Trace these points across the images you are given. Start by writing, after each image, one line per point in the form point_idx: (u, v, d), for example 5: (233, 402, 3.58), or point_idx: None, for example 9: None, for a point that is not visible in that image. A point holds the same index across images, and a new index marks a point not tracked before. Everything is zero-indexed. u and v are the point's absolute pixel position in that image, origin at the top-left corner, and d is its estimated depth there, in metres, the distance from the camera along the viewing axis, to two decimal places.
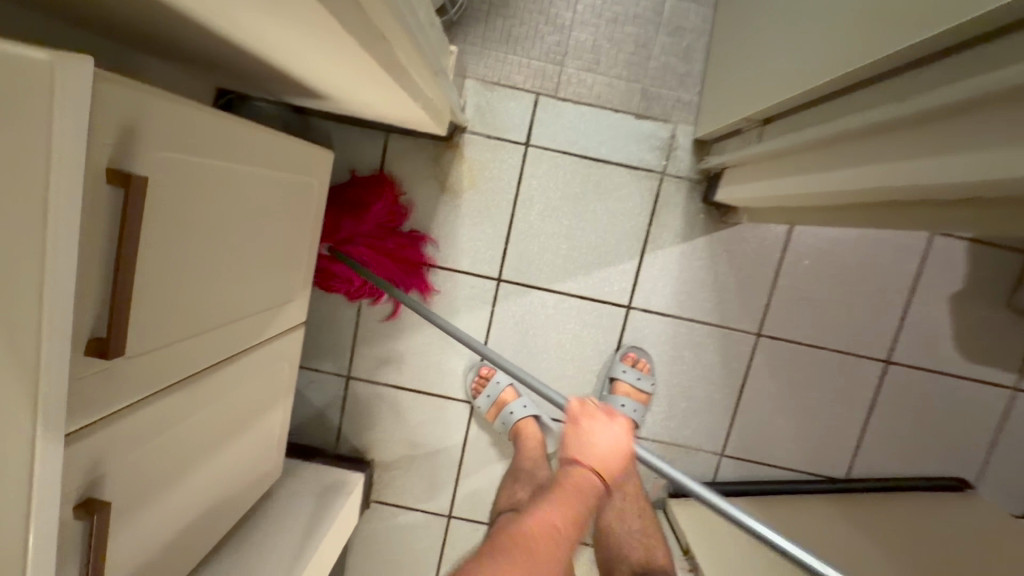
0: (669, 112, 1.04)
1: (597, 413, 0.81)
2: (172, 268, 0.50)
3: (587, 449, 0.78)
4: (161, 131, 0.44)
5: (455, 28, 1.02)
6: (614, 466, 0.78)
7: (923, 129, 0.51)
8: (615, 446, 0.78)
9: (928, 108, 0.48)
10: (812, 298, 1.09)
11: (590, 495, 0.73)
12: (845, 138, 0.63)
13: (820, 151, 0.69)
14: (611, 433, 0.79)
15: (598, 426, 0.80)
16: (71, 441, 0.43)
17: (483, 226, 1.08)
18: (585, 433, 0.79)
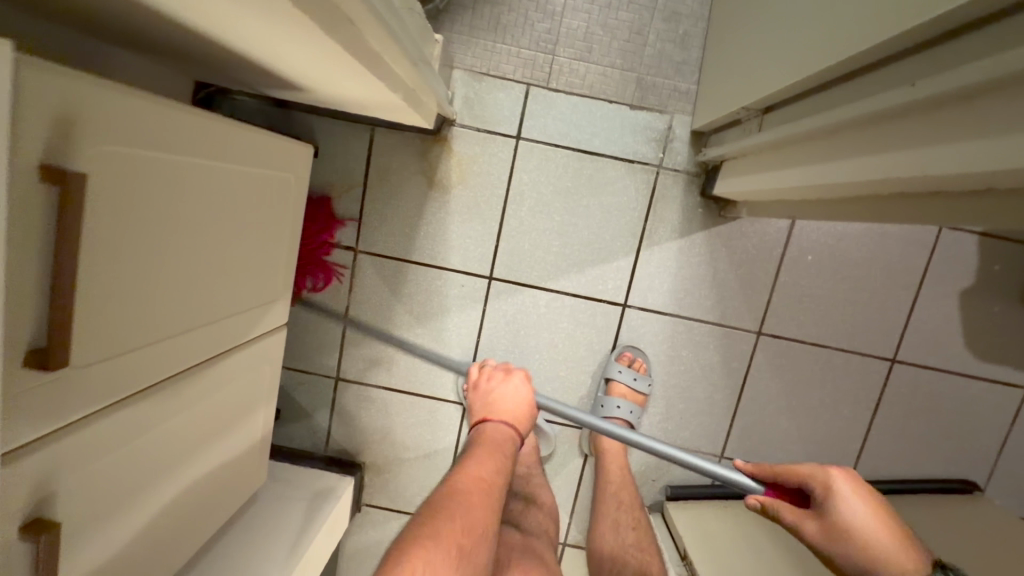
0: (665, 102, 1.00)
1: (494, 373, 0.94)
2: (129, 271, 0.47)
3: (495, 405, 0.88)
4: (106, 124, 0.41)
5: (442, 17, 0.98)
6: (523, 414, 0.89)
7: (935, 115, 0.47)
8: (519, 394, 0.90)
9: (941, 92, 0.44)
10: (815, 294, 1.05)
11: (504, 444, 0.83)
12: (850, 127, 0.59)
13: (823, 142, 0.65)
14: (514, 385, 0.91)
15: (500, 381, 0.92)
16: (12, 459, 0.40)
17: (473, 223, 1.04)
18: (492, 391, 0.91)
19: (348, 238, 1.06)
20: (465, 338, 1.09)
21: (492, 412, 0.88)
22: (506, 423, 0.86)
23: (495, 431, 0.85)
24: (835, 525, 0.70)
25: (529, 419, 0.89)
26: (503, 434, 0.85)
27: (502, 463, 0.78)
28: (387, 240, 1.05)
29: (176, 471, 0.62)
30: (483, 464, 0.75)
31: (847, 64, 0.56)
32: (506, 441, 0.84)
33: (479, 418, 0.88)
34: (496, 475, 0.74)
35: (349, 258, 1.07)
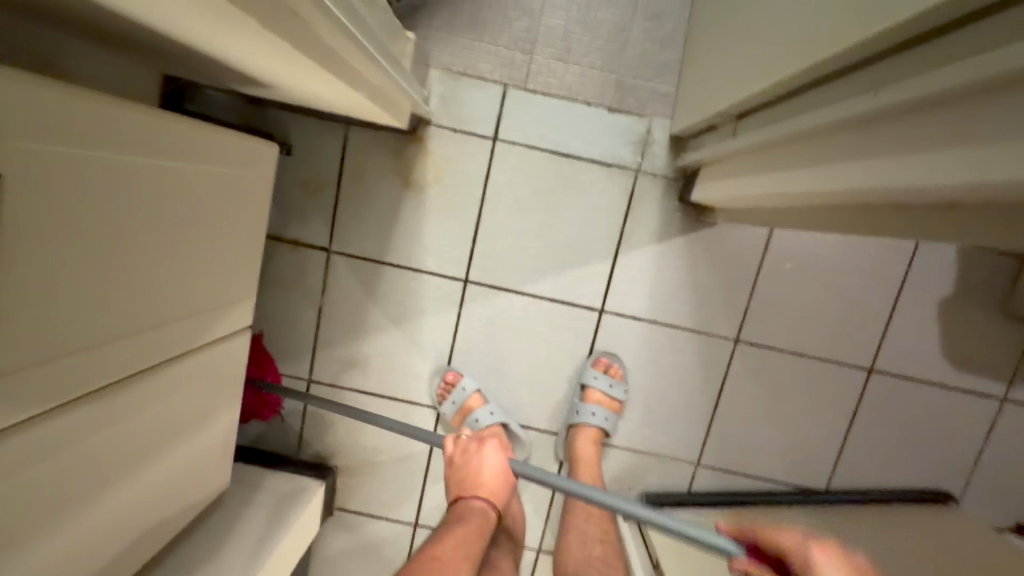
0: (645, 105, 0.98)
1: (470, 445, 0.89)
2: (61, 271, 0.45)
3: (469, 480, 0.86)
4: (30, 122, 0.39)
5: (419, 14, 0.96)
6: (498, 487, 0.86)
7: (902, 123, 0.46)
8: (494, 466, 0.86)
9: (908, 100, 0.43)
10: (794, 302, 1.04)
11: (476, 525, 0.81)
12: (822, 134, 0.58)
13: (797, 149, 0.64)
14: (488, 457, 0.87)
15: (475, 453, 0.87)
16: None
17: (449, 224, 1.03)
18: (468, 464, 0.87)
19: (322, 238, 1.04)
20: (440, 341, 1.07)
21: (466, 487, 0.85)
22: (480, 499, 0.84)
23: (469, 510, 0.83)
24: None
25: (505, 492, 0.86)
26: (476, 513, 0.83)
27: (471, 551, 0.76)
28: (362, 241, 1.04)
29: (126, 476, 0.60)
30: (448, 553, 0.74)
31: (817, 70, 0.55)
32: (479, 521, 0.82)
33: (455, 495, 0.86)
34: (460, 565, 0.73)
35: (322, 258, 1.04)
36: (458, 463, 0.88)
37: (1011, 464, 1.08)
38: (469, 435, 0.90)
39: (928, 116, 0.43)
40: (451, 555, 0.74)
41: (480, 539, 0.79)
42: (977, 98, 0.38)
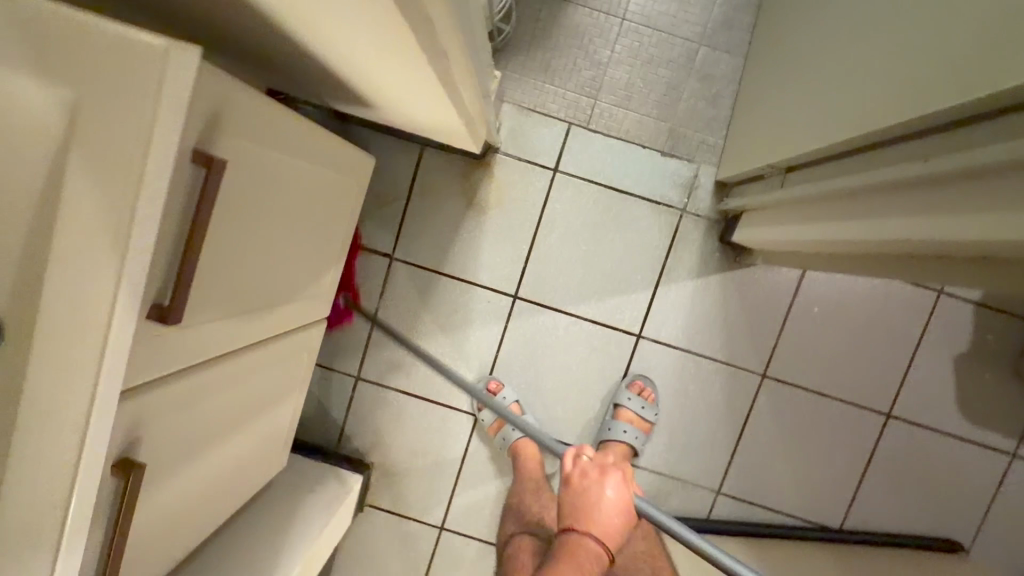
0: (694, 152, 1.08)
1: (591, 471, 0.84)
2: (230, 250, 0.53)
3: (584, 513, 0.83)
4: (239, 124, 0.48)
5: (499, 55, 1.07)
6: (616, 524, 0.82)
7: (938, 189, 0.54)
8: (614, 501, 0.82)
9: (946, 172, 0.51)
10: (818, 345, 1.11)
11: (590, 567, 0.80)
12: (866, 193, 0.67)
13: (841, 204, 0.73)
14: (608, 491, 0.82)
15: (595, 483, 0.83)
16: (128, 398, 0.45)
17: (505, 244, 1.11)
18: (586, 494, 0.83)
19: (386, 245, 1.12)
20: (484, 351, 1.14)
21: (581, 521, 0.83)
22: (595, 537, 0.82)
23: (582, 546, 0.81)
24: None
25: (622, 528, 0.83)
26: (591, 551, 0.81)
27: None
28: (423, 251, 1.12)
29: (225, 438, 0.67)
30: None
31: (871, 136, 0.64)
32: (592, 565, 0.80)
33: (568, 525, 0.84)
34: None
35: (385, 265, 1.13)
36: (576, 490, 0.84)
37: (1019, 520, 1.12)
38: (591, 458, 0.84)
39: (957, 188, 0.52)
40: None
41: None
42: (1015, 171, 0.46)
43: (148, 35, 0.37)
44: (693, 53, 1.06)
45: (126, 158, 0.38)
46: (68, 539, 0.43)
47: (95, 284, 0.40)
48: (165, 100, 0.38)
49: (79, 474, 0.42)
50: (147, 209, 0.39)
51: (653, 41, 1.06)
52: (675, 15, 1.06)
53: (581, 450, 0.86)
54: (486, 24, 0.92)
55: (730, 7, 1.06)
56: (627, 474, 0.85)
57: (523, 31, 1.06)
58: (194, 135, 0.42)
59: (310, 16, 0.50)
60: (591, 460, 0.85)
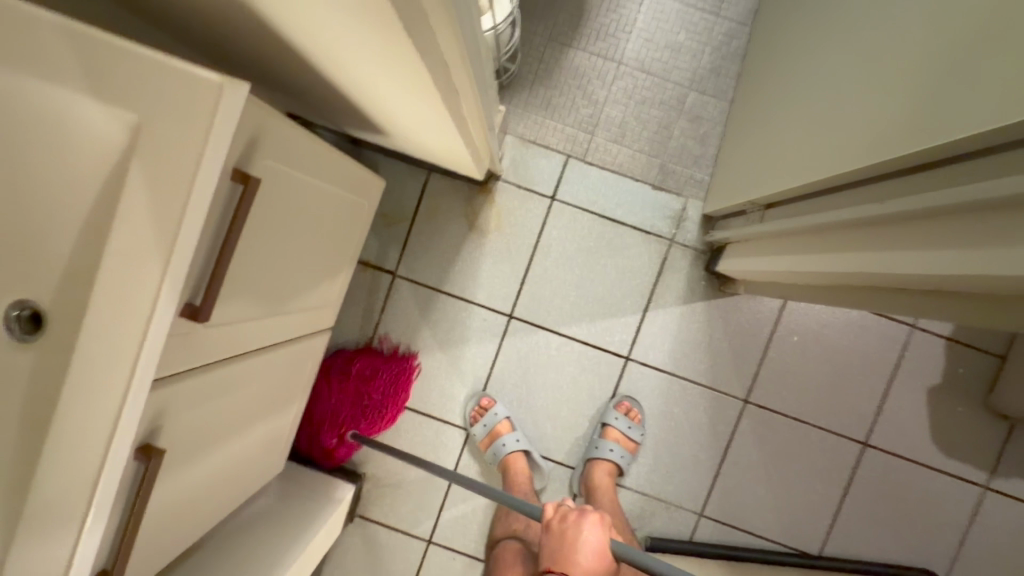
0: (682, 187, 1.15)
1: (569, 515, 0.83)
2: (253, 258, 0.58)
3: (563, 558, 0.81)
4: (271, 147, 0.54)
5: (504, 91, 1.15)
6: (594, 569, 0.80)
7: (904, 226, 0.61)
8: (592, 545, 0.80)
9: (908, 209, 0.58)
10: (798, 373, 1.16)
11: None
12: (836, 229, 0.74)
13: (815, 239, 0.80)
14: (587, 534, 0.80)
15: (574, 527, 0.82)
16: (156, 386, 0.50)
17: (503, 266, 1.17)
18: (565, 538, 0.81)
19: (390, 262, 1.18)
20: (479, 368, 1.19)
21: (559, 565, 0.81)
22: None
23: None
24: None
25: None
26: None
27: None
28: (424, 269, 1.18)
29: (235, 436, 0.71)
30: None
31: (837, 179, 0.71)
32: None
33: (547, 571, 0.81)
34: None
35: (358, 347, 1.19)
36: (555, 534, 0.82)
37: (993, 552, 1.15)
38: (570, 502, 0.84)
39: (921, 224, 0.59)
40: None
41: None
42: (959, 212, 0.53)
43: (205, 72, 0.44)
44: (683, 96, 1.14)
45: (176, 175, 0.44)
46: (94, 513, 0.46)
47: (139, 283, 0.45)
48: (214, 126, 0.44)
49: (108, 455, 0.46)
50: (191, 219, 0.45)
51: (647, 84, 1.14)
52: (668, 61, 1.14)
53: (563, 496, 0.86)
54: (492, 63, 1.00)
55: (719, 55, 1.14)
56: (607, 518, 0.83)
57: (527, 71, 1.14)
58: (234, 157, 0.48)
59: (338, 56, 0.57)
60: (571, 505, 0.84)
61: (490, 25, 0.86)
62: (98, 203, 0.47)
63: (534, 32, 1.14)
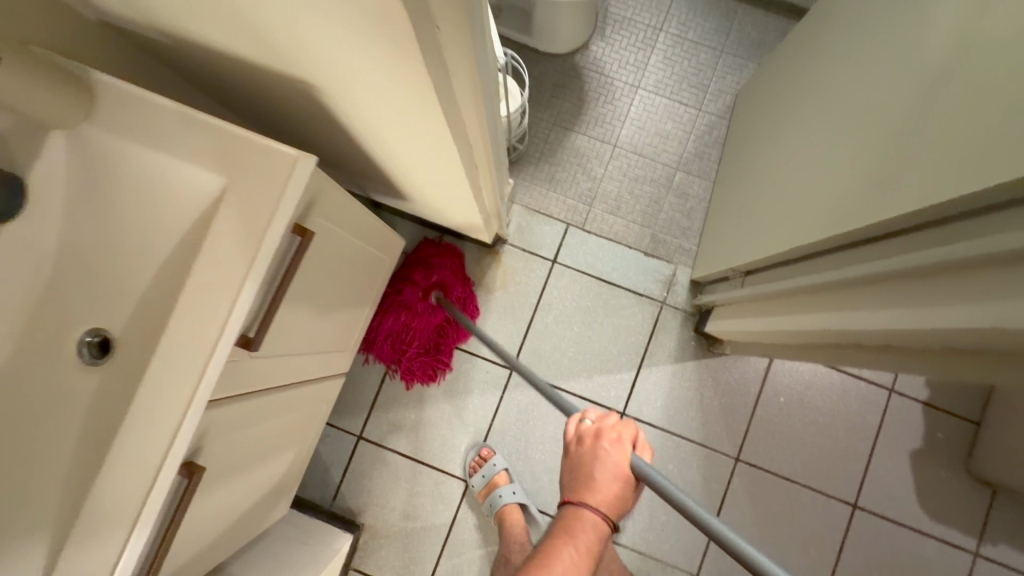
0: (672, 254, 1.27)
1: (587, 436, 0.74)
2: (295, 303, 0.67)
3: (582, 481, 0.72)
4: (323, 208, 0.65)
5: (512, 167, 1.30)
6: (614, 491, 0.71)
7: (862, 291, 0.71)
8: (611, 465, 0.71)
9: (862, 276, 0.68)
10: (786, 432, 1.21)
11: (589, 542, 0.67)
12: (807, 293, 0.84)
13: (789, 301, 0.89)
14: (606, 454, 0.72)
15: (592, 449, 0.73)
16: (208, 409, 0.57)
17: (506, 321, 1.26)
18: (584, 459, 0.73)
19: None
20: (481, 418, 1.23)
21: (578, 489, 0.71)
22: (594, 506, 0.70)
23: (578, 520, 0.69)
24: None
25: (623, 496, 0.71)
26: (590, 524, 0.68)
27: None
28: None
29: (254, 465, 0.75)
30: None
31: (803, 250, 0.82)
32: (589, 534, 0.68)
33: (566, 495, 0.73)
34: None
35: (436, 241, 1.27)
36: (575, 456, 0.74)
37: None
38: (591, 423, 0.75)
39: (873, 290, 0.69)
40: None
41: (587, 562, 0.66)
42: (902, 280, 0.63)
43: (285, 148, 0.54)
44: (671, 176, 1.29)
45: (253, 227, 0.54)
46: (144, 518, 0.52)
47: (210, 314, 0.53)
48: (287, 190, 0.54)
49: (162, 466, 0.52)
50: (259, 263, 0.54)
51: (639, 164, 1.29)
52: (657, 145, 1.29)
53: (583, 417, 0.78)
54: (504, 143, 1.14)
55: (701, 143, 1.30)
56: (629, 435, 0.75)
57: (533, 150, 1.30)
58: (296, 215, 0.58)
59: (382, 138, 0.69)
60: (591, 425, 0.76)
61: (507, 114, 1.01)
62: (183, 250, 0.57)
63: (540, 118, 1.30)
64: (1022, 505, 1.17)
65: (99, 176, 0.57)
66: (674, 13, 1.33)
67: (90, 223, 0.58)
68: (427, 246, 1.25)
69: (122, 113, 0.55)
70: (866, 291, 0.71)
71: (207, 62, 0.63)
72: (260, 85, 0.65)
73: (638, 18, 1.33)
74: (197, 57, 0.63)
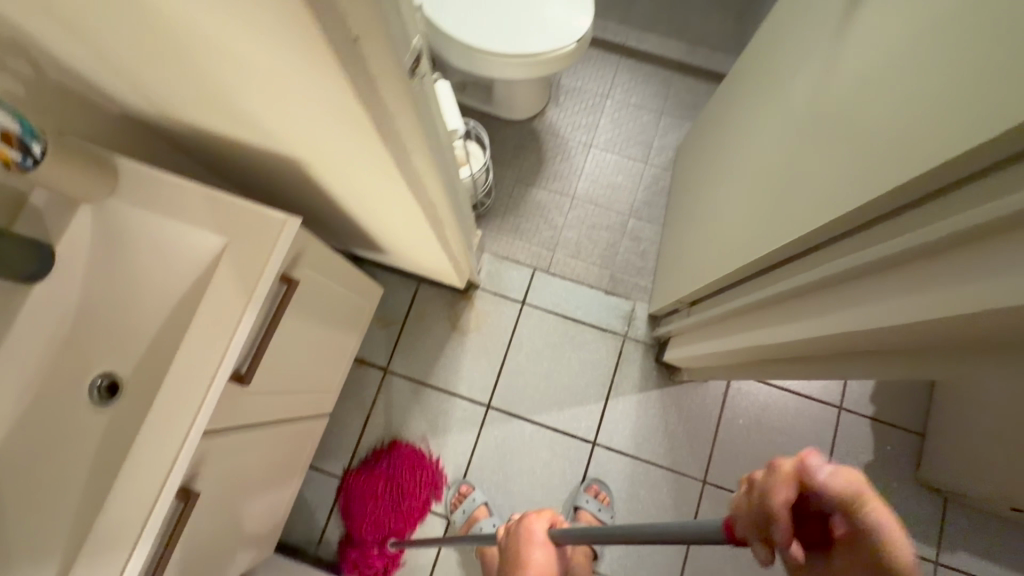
0: (630, 291, 1.39)
1: (520, 529, 0.85)
2: (283, 342, 0.76)
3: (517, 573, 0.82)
4: (309, 259, 0.76)
5: (481, 219, 1.43)
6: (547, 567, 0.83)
7: (774, 310, 0.83)
8: (537, 546, 0.83)
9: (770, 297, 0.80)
10: (748, 453, 1.29)
11: None
12: (737, 315, 0.96)
13: (727, 325, 1.01)
14: (532, 539, 0.84)
15: (521, 539, 0.84)
16: (208, 436, 0.65)
17: (481, 361, 1.35)
18: (515, 552, 0.84)
19: (382, 360, 1.35)
20: (460, 454, 1.30)
21: None
22: None
23: None
24: None
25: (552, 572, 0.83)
26: None
27: None
28: (413, 365, 1.35)
29: (244, 497, 0.82)
30: None
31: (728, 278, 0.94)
32: None
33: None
34: None
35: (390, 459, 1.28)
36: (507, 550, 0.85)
37: None
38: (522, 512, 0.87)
39: (781, 308, 0.80)
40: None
41: None
42: (798, 298, 0.75)
43: (276, 210, 0.66)
44: (625, 222, 1.43)
45: (249, 276, 0.64)
46: (145, 534, 0.59)
47: (210, 352, 0.63)
48: (277, 244, 0.65)
49: (164, 485, 0.60)
50: (252, 306, 0.64)
51: (595, 213, 1.44)
52: (611, 196, 1.45)
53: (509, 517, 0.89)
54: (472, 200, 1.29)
55: (650, 192, 1.46)
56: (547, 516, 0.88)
57: (500, 204, 1.44)
58: (285, 266, 0.69)
59: (359, 200, 0.82)
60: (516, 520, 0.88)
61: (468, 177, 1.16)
62: (188, 298, 0.67)
63: (505, 176, 1.46)
64: (973, 512, 1.23)
65: (118, 239, 0.68)
66: (617, 82, 1.53)
67: (108, 278, 0.68)
68: (398, 447, 1.29)
69: (139, 189, 0.67)
70: (777, 311, 0.83)
71: (211, 144, 0.76)
72: (255, 161, 0.77)
73: (587, 88, 1.52)
74: (202, 140, 0.76)
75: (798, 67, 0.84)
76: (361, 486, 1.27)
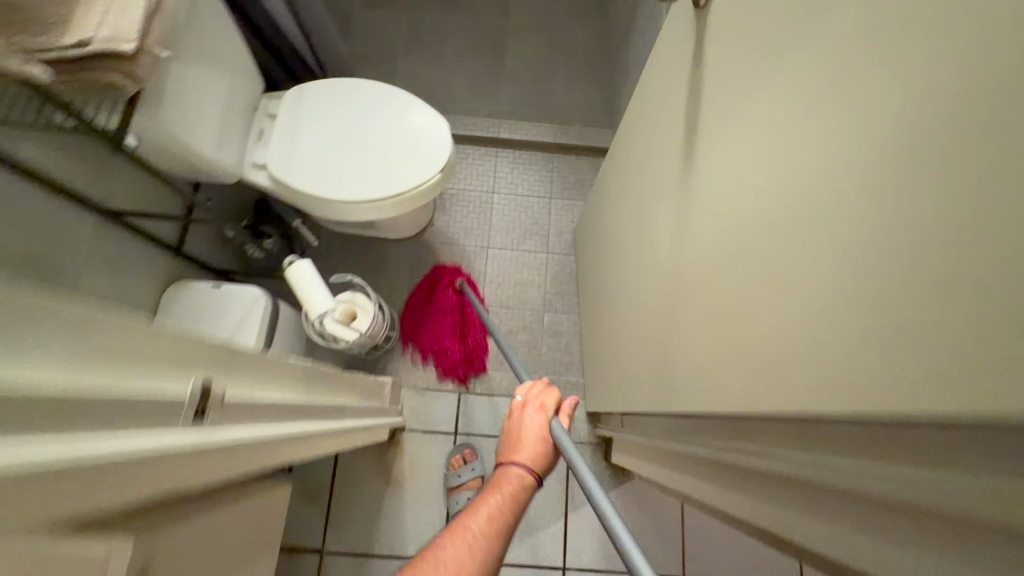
0: (564, 392, 1.33)
1: (529, 400, 0.81)
2: None
3: (511, 445, 0.77)
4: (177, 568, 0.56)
5: (394, 354, 1.35)
6: (539, 453, 0.76)
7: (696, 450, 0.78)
8: (535, 431, 0.77)
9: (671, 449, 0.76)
10: (718, 533, 1.25)
11: (518, 491, 0.70)
12: (653, 448, 0.92)
13: (645, 450, 0.98)
14: (530, 422, 0.78)
15: (520, 417, 0.80)
16: None
17: (425, 511, 1.24)
18: (512, 430, 0.79)
19: (315, 541, 1.20)
20: None
21: (507, 452, 0.76)
22: (521, 462, 0.73)
23: (506, 474, 0.72)
24: (477, 535, 0.61)
25: (545, 459, 0.76)
26: (518, 477, 0.71)
27: (498, 522, 0.64)
28: (352, 538, 1.21)
29: None
30: (475, 523, 0.63)
31: (636, 406, 0.90)
32: (518, 484, 0.70)
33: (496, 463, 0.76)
34: (487, 534, 0.62)
35: (437, 270, 1.40)
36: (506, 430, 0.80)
37: None
38: (534, 384, 0.84)
39: None
40: (478, 525, 0.62)
41: (514, 507, 0.67)
42: None
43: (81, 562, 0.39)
44: (541, 318, 1.39)
45: None
46: None
47: None
48: None
49: None
50: None
51: (508, 316, 1.38)
52: (520, 294, 1.40)
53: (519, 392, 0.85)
54: (359, 353, 1.19)
55: (557, 279, 1.42)
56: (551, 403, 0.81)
57: (409, 333, 1.37)
58: None
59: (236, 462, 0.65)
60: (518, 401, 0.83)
61: (343, 343, 1.07)
62: None
63: (406, 301, 1.39)
64: None
65: None
66: (500, 175, 1.49)
67: None
68: (476, 289, 1.40)
69: None
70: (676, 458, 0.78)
71: None
72: None
73: (471, 188, 1.48)
74: None
75: (644, 188, 0.82)
76: (440, 299, 1.38)
